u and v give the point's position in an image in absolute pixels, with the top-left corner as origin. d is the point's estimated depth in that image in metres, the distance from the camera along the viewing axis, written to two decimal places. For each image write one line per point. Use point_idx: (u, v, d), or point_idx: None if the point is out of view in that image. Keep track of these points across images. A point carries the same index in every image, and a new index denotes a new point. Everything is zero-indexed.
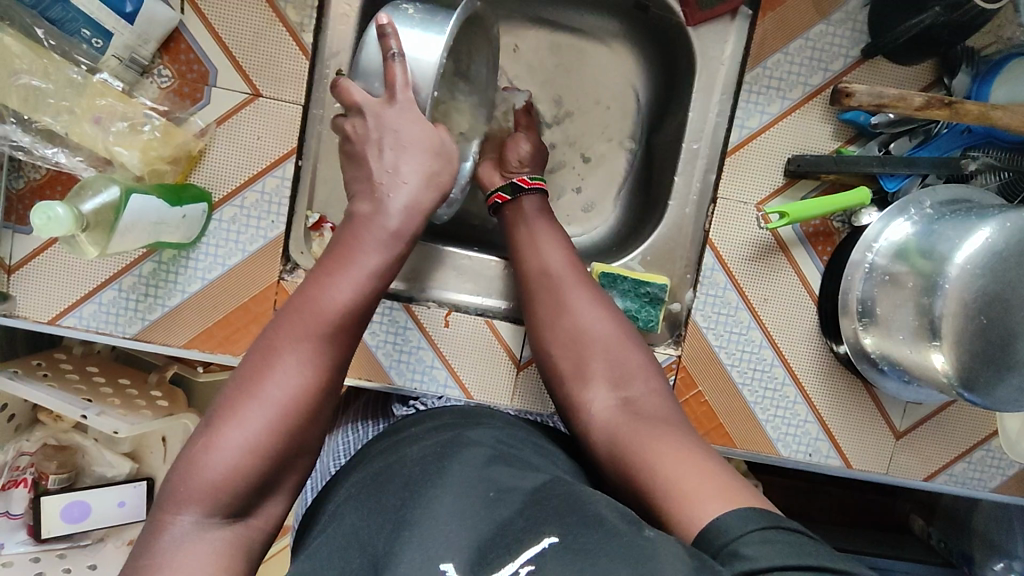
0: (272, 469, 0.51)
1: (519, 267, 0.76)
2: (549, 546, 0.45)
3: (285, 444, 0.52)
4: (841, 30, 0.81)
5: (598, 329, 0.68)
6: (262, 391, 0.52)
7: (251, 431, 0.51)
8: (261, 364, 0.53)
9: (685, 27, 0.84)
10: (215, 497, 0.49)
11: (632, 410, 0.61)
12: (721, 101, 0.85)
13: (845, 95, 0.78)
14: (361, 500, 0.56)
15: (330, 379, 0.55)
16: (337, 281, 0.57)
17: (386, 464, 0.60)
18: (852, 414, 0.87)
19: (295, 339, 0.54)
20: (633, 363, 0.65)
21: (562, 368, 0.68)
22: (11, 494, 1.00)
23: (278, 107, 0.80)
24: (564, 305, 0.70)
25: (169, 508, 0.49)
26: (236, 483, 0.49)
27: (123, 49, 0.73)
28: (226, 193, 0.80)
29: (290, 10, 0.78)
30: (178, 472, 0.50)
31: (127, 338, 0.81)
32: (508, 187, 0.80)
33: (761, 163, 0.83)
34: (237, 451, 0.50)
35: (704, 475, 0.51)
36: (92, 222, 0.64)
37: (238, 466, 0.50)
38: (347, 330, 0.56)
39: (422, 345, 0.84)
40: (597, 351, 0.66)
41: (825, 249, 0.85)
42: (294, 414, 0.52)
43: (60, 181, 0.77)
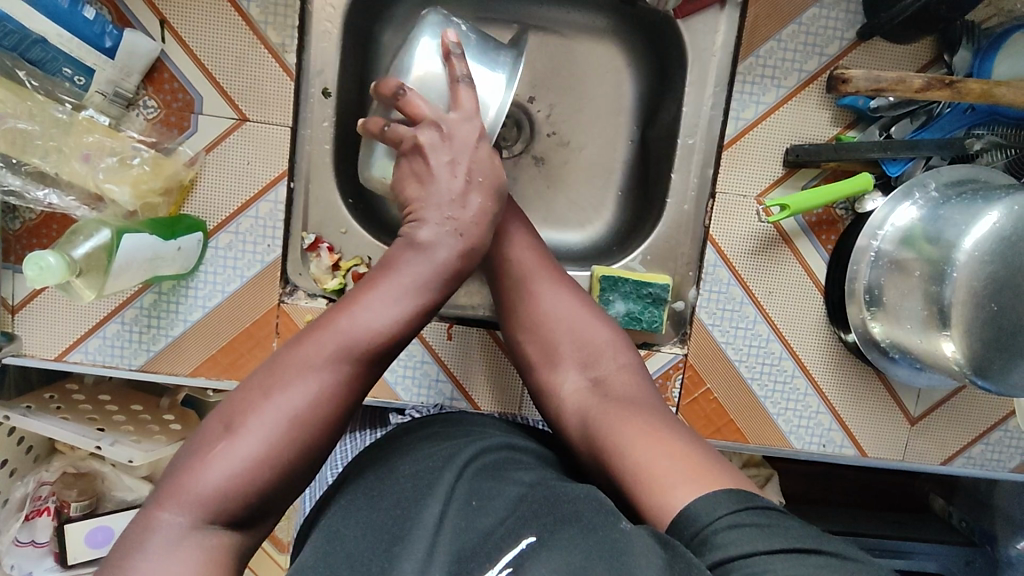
0: (279, 481, 0.52)
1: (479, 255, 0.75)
2: (526, 546, 0.47)
3: (296, 455, 0.52)
4: (835, 12, 0.79)
5: (562, 309, 0.68)
6: (274, 400, 0.52)
7: (264, 438, 0.51)
8: (289, 374, 0.53)
9: (673, 20, 0.82)
10: (216, 504, 0.49)
11: (603, 391, 0.62)
12: (715, 93, 0.83)
13: (841, 81, 0.76)
14: (360, 514, 0.56)
15: (347, 402, 0.55)
16: (376, 303, 0.56)
17: (376, 476, 0.61)
18: (863, 402, 0.86)
19: (331, 359, 0.54)
20: (600, 340, 0.66)
21: (529, 354, 0.68)
22: (35, 523, 1.03)
23: (266, 130, 0.79)
24: (524, 292, 0.70)
25: (165, 508, 0.49)
26: (239, 492, 0.50)
27: (106, 84, 0.73)
28: (221, 220, 0.80)
29: (271, 32, 0.77)
30: (184, 469, 0.50)
31: (134, 370, 0.82)
32: None
33: (759, 155, 0.81)
34: (248, 462, 0.50)
35: (678, 460, 0.51)
36: (86, 266, 0.65)
37: (242, 477, 0.50)
38: (381, 356, 0.56)
39: (426, 359, 0.84)
40: (561, 333, 0.67)
41: (829, 238, 0.83)
42: (309, 426, 0.52)
43: (60, 222, 0.78)
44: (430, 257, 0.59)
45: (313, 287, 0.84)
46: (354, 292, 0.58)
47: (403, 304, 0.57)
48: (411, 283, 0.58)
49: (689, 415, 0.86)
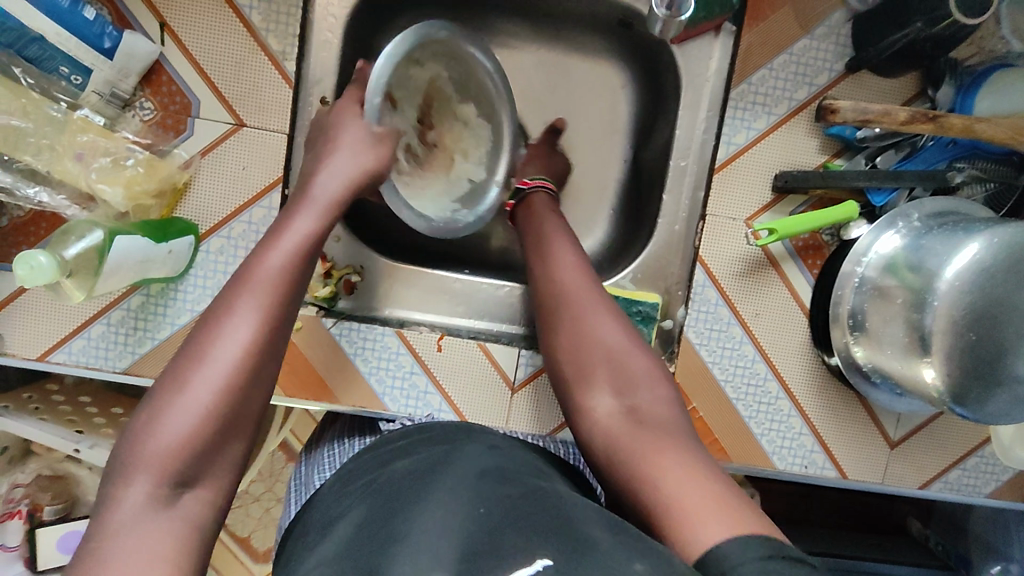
0: (223, 431, 0.52)
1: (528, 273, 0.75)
2: (543, 568, 0.43)
3: (234, 400, 0.52)
4: (825, 44, 0.81)
5: (612, 337, 0.66)
6: (203, 366, 0.52)
7: (207, 388, 0.51)
8: (212, 324, 0.54)
9: (669, 45, 0.84)
10: (168, 462, 0.49)
11: (637, 420, 0.60)
12: (708, 118, 0.85)
13: (830, 111, 0.78)
14: (360, 514, 0.55)
15: (269, 342, 0.55)
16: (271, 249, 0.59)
17: (369, 480, 0.60)
18: (846, 424, 0.87)
19: (245, 301, 0.55)
20: (639, 368, 0.64)
21: (566, 373, 0.67)
22: (6, 527, 1.03)
23: (263, 136, 0.79)
24: (570, 314, 0.69)
25: (122, 483, 0.48)
26: (188, 446, 0.50)
27: (103, 84, 0.73)
28: (214, 224, 0.80)
29: (271, 39, 0.78)
30: (135, 442, 0.50)
31: (117, 372, 0.81)
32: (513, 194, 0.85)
33: (749, 179, 0.83)
34: (191, 416, 0.50)
35: (705, 493, 0.50)
36: (76, 267, 0.63)
37: (190, 429, 0.50)
38: (289, 293, 0.58)
39: (415, 370, 0.84)
40: (601, 354, 0.65)
41: (815, 262, 0.85)
42: (243, 371, 0.53)
43: (50, 221, 0.77)
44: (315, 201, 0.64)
45: None
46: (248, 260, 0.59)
47: (292, 260, 0.59)
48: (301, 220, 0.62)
49: None
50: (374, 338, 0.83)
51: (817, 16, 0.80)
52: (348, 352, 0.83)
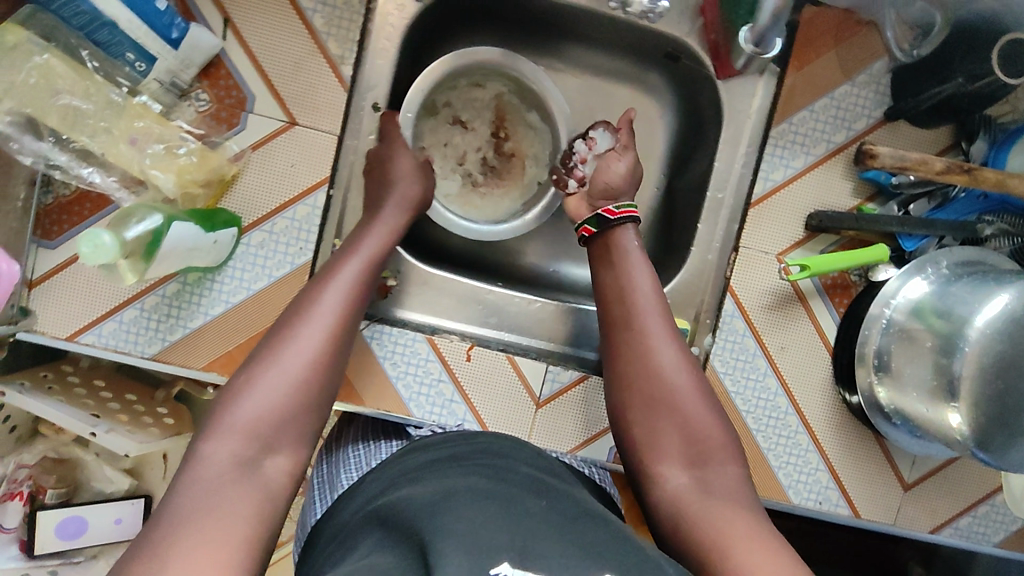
0: (303, 413, 0.60)
1: (607, 317, 0.76)
2: None
3: (315, 386, 0.62)
4: (864, 91, 0.84)
5: (690, 403, 0.68)
6: (282, 357, 0.62)
7: (296, 366, 0.62)
8: (297, 315, 0.66)
9: (715, 79, 0.86)
10: (252, 429, 0.57)
11: (706, 490, 0.62)
12: (747, 152, 0.86)
13: (868, 156, 0.80)
14: (404, 524, 0.55)
15: (341, 333, 0.67)
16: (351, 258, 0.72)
17: (407, 500, 0.60)
18: (862, 463, 0.88)
19: (332, 293, 0.68)
20: (713, 441, 0.66)
21: (635, 436, 0.69)
22: (6, 508, 1.01)
23: (313, 136, 0.80)
24: (651, 372, 0.70)
25: (207, 440, 0.55)
26: (272, 417, 0.58)
27: (165, 73, 0.74)
28: (257, 218, 0.80)
29: (331, 43, 0.79)
30: (221, 406, 0.58)
31: (145, 358, 0.81)
32: (593, 220, 0.82)
33: (784, 215, 0.85)
34: (278, 390, 0.60)
35: (768, 555, 0.53)
36: (132, 249, 0.63)
37: (279, 401, 0.59)
38: (360, 292, 0.70)
39: (443, 378, 0.84)
40: (675, 423, 0.67)
41: (842, 301, 0.87)
42: (322, 362, 0.63)
43: (93, 202, 0.78)
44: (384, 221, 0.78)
45: None
46: (318, 288, 0.68)
47: (348, 291, 0.69)
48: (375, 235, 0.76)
49: None
50: (404, 343, 0.83)
51: (859, 64, 0.83)
52: (377, 355, 0.83)
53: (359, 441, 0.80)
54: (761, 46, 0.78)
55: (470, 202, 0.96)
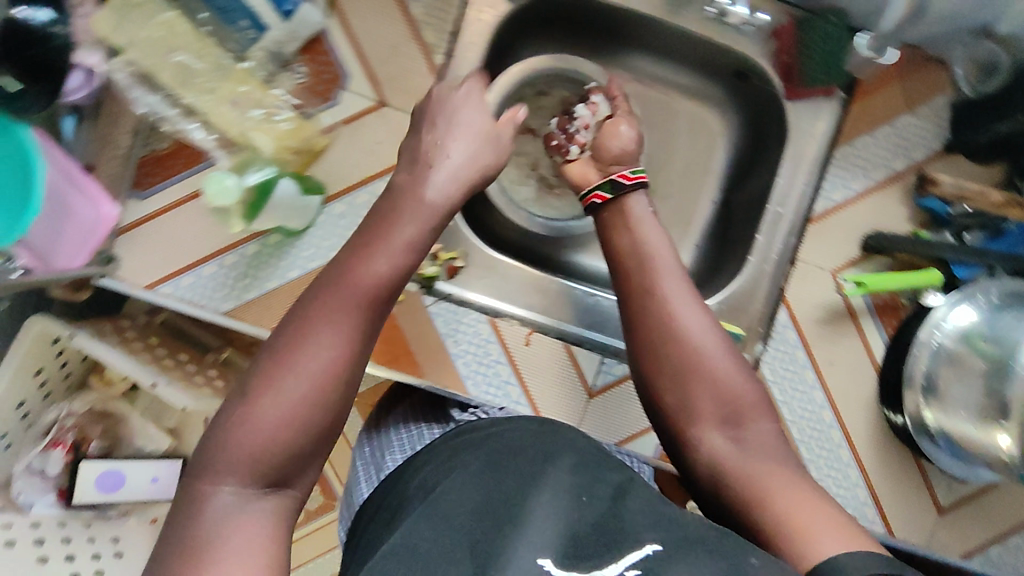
0: (308, 441, 0.54)
1: (621, 280, 0.73)
2: (651, 553, 0.50)
3: (325, 413, 0.54)
4: (926, 123, 0.87)
5: (718, 359, 0.66)
6: (280, 386, 0.53)
7: (298, 394, 0.53)
8: (297, 335, 0.55)
9: (783, 99, 0.90)
10: (253, 464, 0.51)
11: (746, 447, 0.62)
12: (809, 173, 0.90)
13: (930, 183, 0.86)
14: (471, 476, 0.60)
15: (350, 359, 0.56)
16: (373, 255, 0.60)
17: (457, 463, 0.64)
18: (898, 482, 0.91)
19: (339, 309, 0.57)
20: (747, 397, 0.65)
21: (666, 404, 0.67)
22: (49, 455, 1.02)
23: (400, 117, 0.84)
24: (673, 333, 0.68)
25: (208, 479, 0.51)
26: (273, 450, 0.52)
27: (272, 43, 0.79)
28: (340, 189, 0.84)
29: (427, 33, 0.85)
30: (219, 438, 0.52)
31: (217, 315, 0.82)
32: (608, 186, 0.81)
33: (842, 234, 0.88)
34: (280, 421, 0.52)
35: (833, 520, 0.54)
36: (247, 194, 0.72)
37: (277, 435, 0.52)
38: (379, 303, 0.59)
39: (501, 360, 0.87)
40: (705, 384, 0.65)
41: (891, 321, 0.89)
42: (330, 385, 0.54)
43: (187, 155, 0.80)
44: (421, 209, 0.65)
45: None
46: (362, 239, 0.62)
47: (355, 311, 0.57)
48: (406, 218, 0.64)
49: None
50: (467, 323, 0.87)
51: (923, 96, 0.87)
52: (440, 331, 0.86)
53: (409, 423, 0.85)
54: (877, 52, 0.85)
55: (547, 204, 1.01)
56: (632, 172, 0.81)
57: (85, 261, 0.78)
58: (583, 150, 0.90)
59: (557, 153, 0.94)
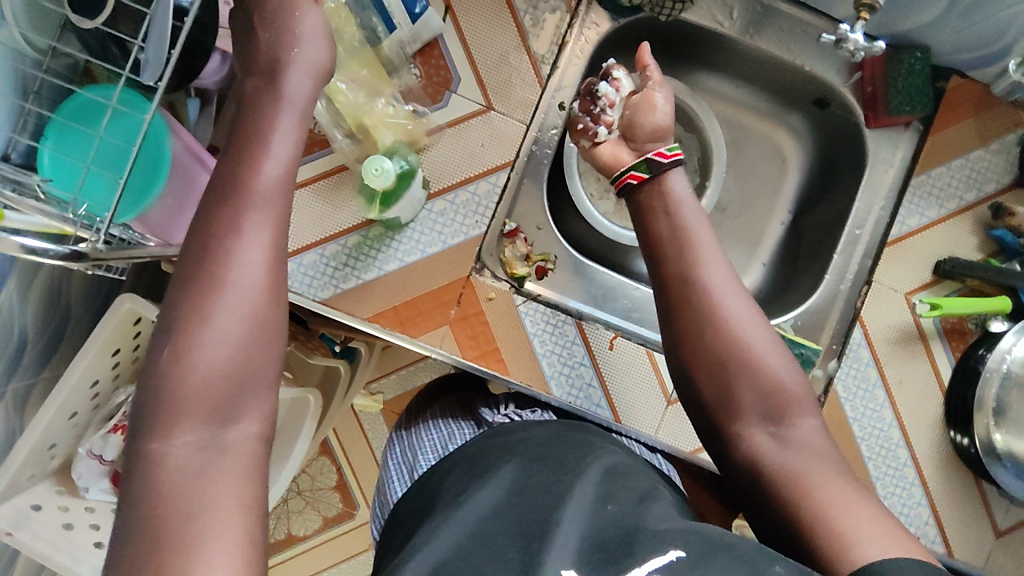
0: (252, 373, 0.54)
1: (658, 267, 0.73)
2: (676, 559, 0.53)
3: (260, 334, 0.55)
4: (996, 158, 0.92)
5: (761, 351, 0.67)
6: (213, 317, 0.54)
7: (232, 315, 0.54)
8: (214, 250, 0.56)
9: (865, 127, 0.95)
10: (200, 408, 0.52)
11: (790, 446, 0.64)
12: (885, 201, 0.95)
13: (1009, 214, 0.90)
14: (514, 473, 0.65)
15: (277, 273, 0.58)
16: (260, 157, 0.60)
17: (498, 457, 0.69)
18: (961, 504, 0.92)
19: (256, 222, 0.57)
20: (790, 394, 0.66)
21: (705, 396, 0.68)
22: (109, 439, 0.97)
23: (504, 123, 0.87)
24: (715, 322, 0.68)
25: (157, 441, 0.51)
26: (221, 385, 0.53)
27: (396, 41, 0.83)
28: (442, 187, 0.86)
29: (536, 44, 0.88)
30: (161, 391, 0.52)
31: (317, 302, 0.84)
32: (643, 166, 0.78)
33: (916, 260, 0.92)
34: (220, 357, 0.53)
35: (883, 527, 0.56)
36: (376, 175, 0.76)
37: (223, 367, 0.53)
38: (271, 201, 0.59)
39: (585, 362, 0.89)
40: (747, 378, 0.66)
41: (958, 346, 0.92)
42: (265, 294, 0.56)
43: (318, 143, 0.84)
44: (291, 100, 0.64)
45: (498, 269, 0.90)
46: (252, 125, 0.62)
47: (271, 219, 0.58)
48: (282, 131, 0.62)
49: None
50: (554, 324, 0.88)
51: (994, 134, 0.92)
52: (528, 331, 0.88)
53: (440, 421, 0.88)
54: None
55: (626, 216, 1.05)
56: (669, 149, 0.78)
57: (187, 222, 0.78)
58: (612, 131, 0.85)
59: (582, 138, 0.86)
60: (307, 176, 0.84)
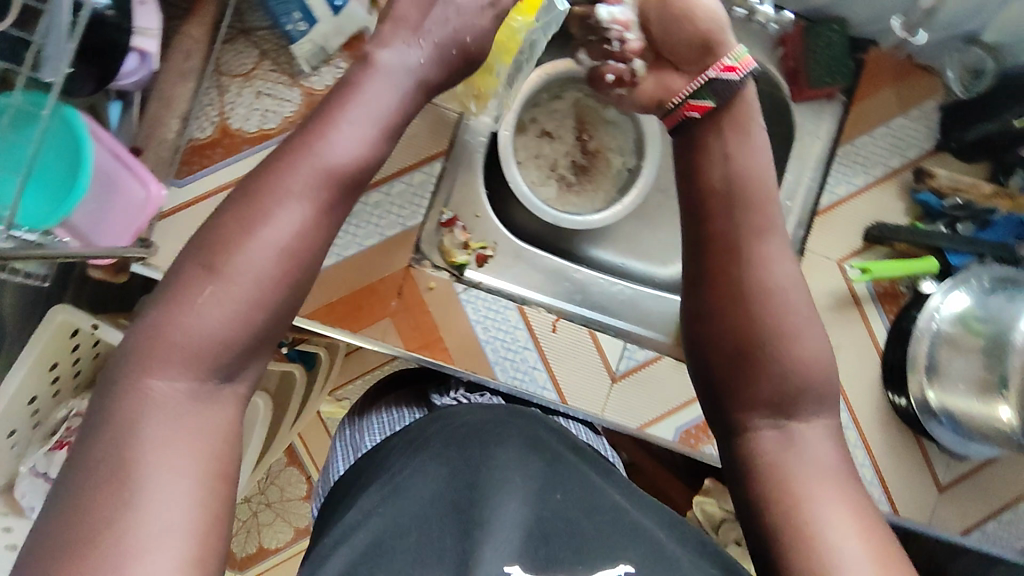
0: (252, 339, 0.58)
1: (713, 218, 0.70)
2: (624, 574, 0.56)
3: (281, 298, 0.59)
4: (917, 124, 0.95)
5: (802, 337, 0.66)
6: (239, 261, 0.58)
7: (257, 279, 0.58)
8: (256, 209, 0.60)
9: (791, 101, 0.98)
10: (205, 356, 0.56)
11: (791, 438, 0.63)
12: (814, 172, 0.98)
13: (929, 176, 0.93)
14: (441, 463, 0.65)
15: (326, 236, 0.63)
16: (338, 134, 0.64)
17: (445, 446, 0.67)
18: (902, 461, 0.95)
19: (302, 189, 0.61)
20: (816, 386, 0.65)
21: (722, 372, 0.68)
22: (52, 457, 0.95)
23: (437, 110, 0.89)
24: (764, 288, 0.67)
25: (150, 376, 0.54)
26: (228, 338, 0.57)
27: (319, 35, 0.81)
28: (376, 179, 0.86)
29: None
30: (162, 327, 0.56)
31: None
32: (703, 92, 0.72)
33: (846, 227, 0.95)
34: (216, 318, 0.56)
35: (861, 535, 0.56)
36: None
37: (231, 319, 0.57)
38: (342, 179, 0.63)
39: (529, 346, 0.89)
40: (772, 359, 0.65)
41: (891, 308, 0.95)
42: (293, 261, 0.60)
43: (247, 141, 0.82)
44: (388, 78, 0.67)
45: (438, 259, 0.90)
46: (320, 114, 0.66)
47: (324, 182, 0.62)
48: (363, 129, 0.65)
49: None
50: (496, 310, 0.89)
51: (914, 100, 0.95)
52: (471, 318, 0.88)
53: (390, 404, 0.85)
54: (910, 32, 0.89)
55: (568, 202, 1.05)
56: (734, 60, 0.71)
57: (128, 242, 0.77)
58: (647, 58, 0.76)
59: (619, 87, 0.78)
60: (229, 179, 0.81)
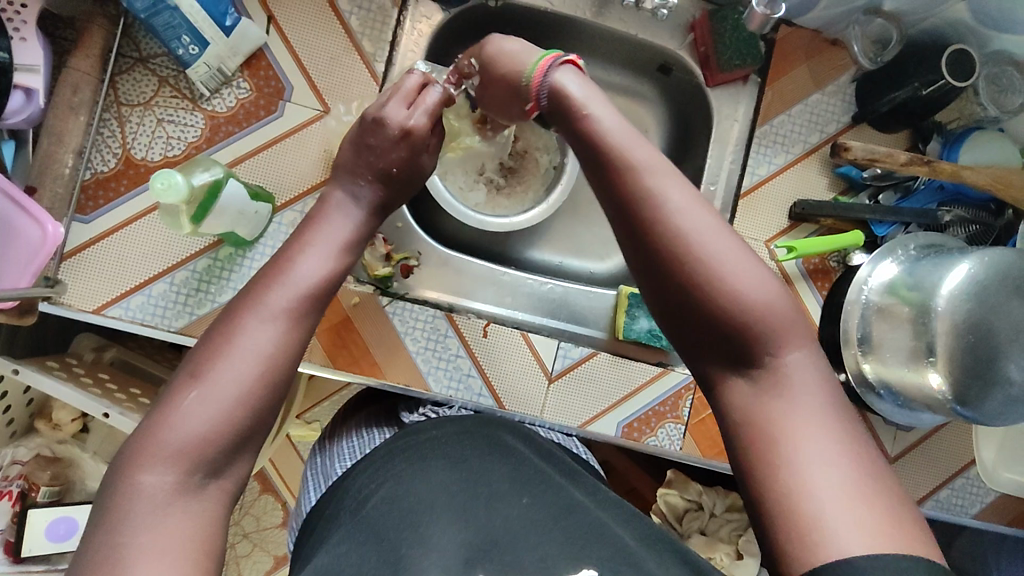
0: (242, 434, 0.56)
1: (602, 180, 0.63)
2: None
3: (268, 394, 0.57)
4: (833, 99, 0.95)
5: (734, 274, 0.58)
6: (220, 364, 0.56)
7: (236, 379, 0.56)
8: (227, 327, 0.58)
9: (705, 86, 0.97)
10: (187, 456, 0.53)
11: (771, 389, 0.56)
12: (735, 152, 0.97)
13: (844, 150, 0.91)
14: (398, 488, 0.63)
15: (301, 344, 0.60)
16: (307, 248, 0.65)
17: (409, 469, 0.65)
18: None
19: (275, 310, 0.59)
20: (776, 320, 0.57)
21: (675, 338, 0.61)
22: None
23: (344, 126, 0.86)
24: (674, 237, 0.59)
25: (130, 476, 0.52)
26: (214, 437, 0.54)
27: (214, 58, 0.80)
28: (288, 198, 0.85)
29: (366, 43, 0.87)
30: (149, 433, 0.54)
31: (172, 332, 0.81)
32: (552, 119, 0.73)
33: (771, 207, 0.94)
34: (204, 420, 0.54)
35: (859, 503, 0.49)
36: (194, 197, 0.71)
37: (220, 420, 0.54)
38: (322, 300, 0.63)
39: (461, 353, 0.88)
40: (715, 312, 0.57)
41: (824, 285, 0.95)
42: (272, 366, 0.57)
43: (152, 170, 0.81)
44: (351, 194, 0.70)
45: (362, 273, 0.89)
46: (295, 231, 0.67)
47: (301, 293, 0.61)
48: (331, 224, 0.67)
49: (695, 438, 0.89)
50: (425, 320, 0.88)
51: (828, 76, 0.95)
52: (399, 330, 0.87)
53: (356, 429, 0.80)
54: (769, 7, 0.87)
55: (498, 205, 1.04)
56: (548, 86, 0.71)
57: (30, 282, 0.75)
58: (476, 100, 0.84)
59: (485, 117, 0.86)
60: (136, 212, 0.81)
